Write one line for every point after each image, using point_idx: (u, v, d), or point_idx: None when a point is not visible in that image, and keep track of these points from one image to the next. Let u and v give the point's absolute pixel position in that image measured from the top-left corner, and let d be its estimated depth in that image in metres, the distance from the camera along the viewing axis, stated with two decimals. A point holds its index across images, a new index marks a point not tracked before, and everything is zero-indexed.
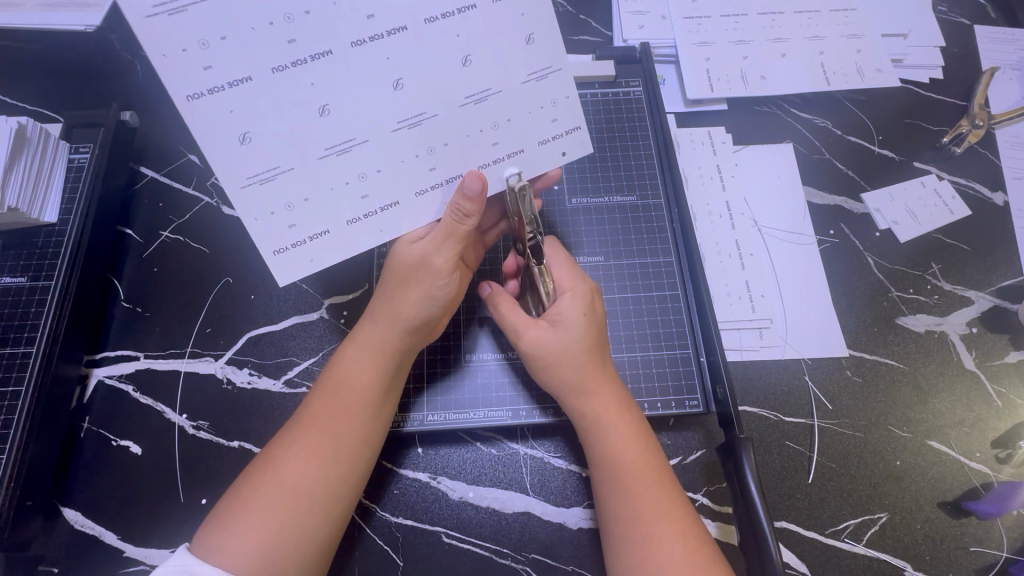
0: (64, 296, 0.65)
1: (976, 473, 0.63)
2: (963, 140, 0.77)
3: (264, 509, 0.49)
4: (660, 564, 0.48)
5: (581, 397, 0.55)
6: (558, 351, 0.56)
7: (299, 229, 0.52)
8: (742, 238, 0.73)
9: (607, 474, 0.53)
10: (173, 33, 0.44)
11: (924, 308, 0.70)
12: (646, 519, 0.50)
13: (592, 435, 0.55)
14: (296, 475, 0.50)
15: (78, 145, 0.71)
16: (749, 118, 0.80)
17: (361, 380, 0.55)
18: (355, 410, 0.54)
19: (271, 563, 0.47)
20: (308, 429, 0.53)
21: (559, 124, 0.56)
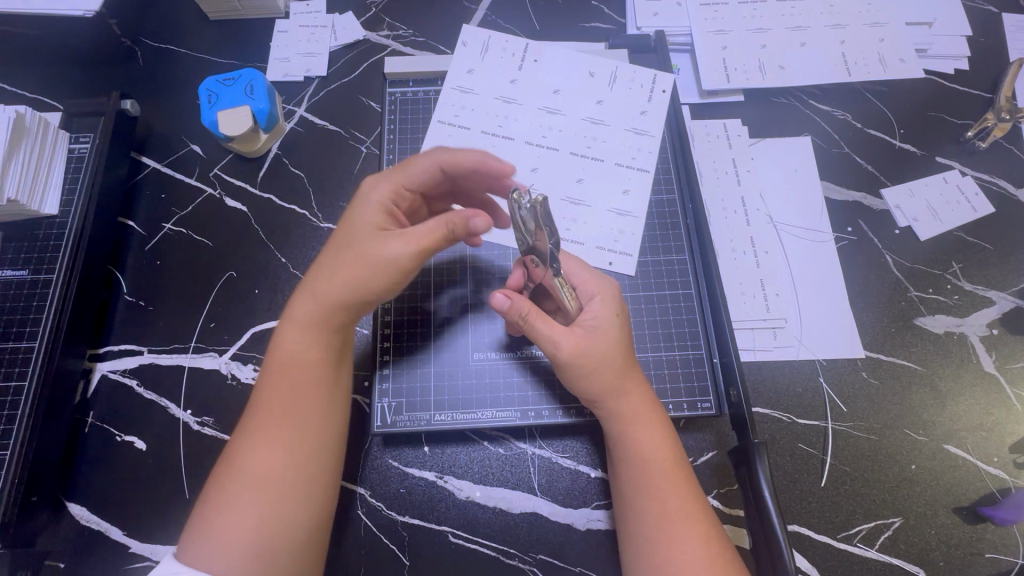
0: (66, 289, 0.64)
1: (993, 478, 0.62)
2: (988, 134, 0.74)
3: (242, 502, 0.48)
4: (682, 565, 0.47)
5: (617, 398, 0.54)
6: (599, 356, 0.54)
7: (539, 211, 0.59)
8: (757, 235, 0.71)
9: (635, 473, 0.52)
10: (478, 133, 0.72)
11: (944, 309, 0.68)
12: (669, 520, 0.49)
13: (623, 433, 0.54)
14: (260, 464, 0.49)
15: (77, 134, 0.70)
16: (766, 109, 0.77)
17: (307, 362, 0.54)
18: (299, 393, 0.53)
19: (260, 555, 0.46)
20: (267, 417, 0.52)
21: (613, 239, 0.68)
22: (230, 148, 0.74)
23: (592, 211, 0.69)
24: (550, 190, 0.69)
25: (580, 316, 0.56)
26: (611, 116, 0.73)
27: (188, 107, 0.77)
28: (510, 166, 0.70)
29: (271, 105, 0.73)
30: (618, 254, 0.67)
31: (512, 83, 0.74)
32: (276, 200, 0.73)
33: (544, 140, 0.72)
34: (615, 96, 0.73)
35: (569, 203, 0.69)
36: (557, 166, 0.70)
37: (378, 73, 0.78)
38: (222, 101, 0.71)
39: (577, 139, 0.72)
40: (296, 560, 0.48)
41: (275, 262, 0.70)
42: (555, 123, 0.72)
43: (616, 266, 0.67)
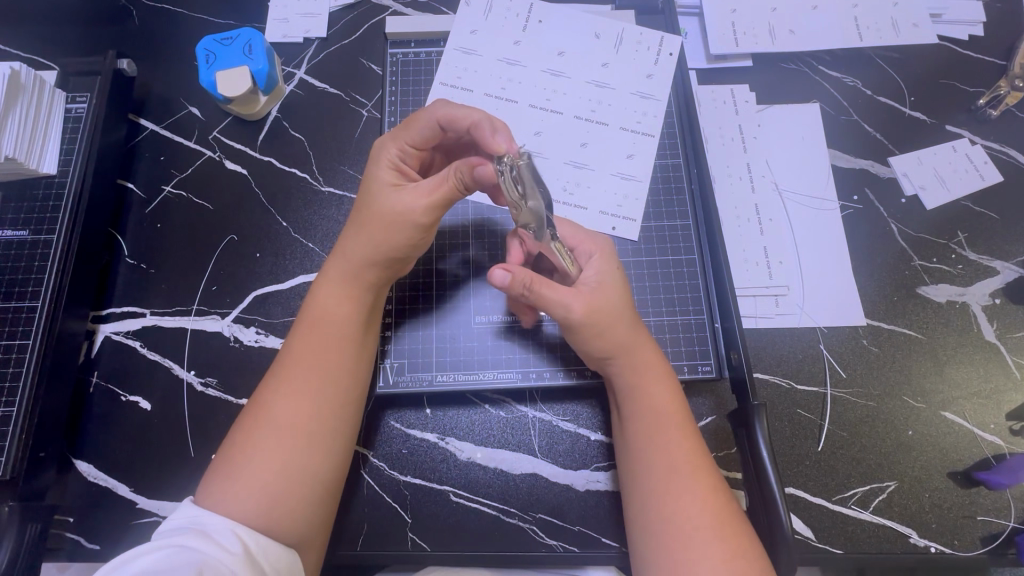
0: (67, 251, 0.64)
1: (989, 444, 0.62)
2: (1001, 101, 0.73)
3: (264, 451, 0.49)
4: (686, 516, 0.48)
5: (626, 357, 0.55)
6: (610, 314, 0.54)
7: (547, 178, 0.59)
8: (762, 203, 0.70)
9: (642, 429, 0.53)
10: (482, 96, 0.71)
11: (948, 278, 0.68)
12: (676, 472, 0.50)
13: (631, 391, 0.55)
14: (287, 413, 0.50)
15: (74, 94, 0.69)
16: (774, 76, 0.76)
17: (339, 318, 0.55)
18: (332, 345, 0.54)
19: (278, 501, 0.48)
20: (294, 367, 0.52)
21: (619, 209, 0.67)
22: (229, 111, 0.73)
23: (596, 175, 0.68)
24: (554, 154, 0.69)
25: (583, 276, 0.56)
26: (616, 79, 0.71)
27: (185, 67, 0.75)
28: (513, 130, 0.69)
29: (270, 66, 0.71)
30: (621, 216, 0.67)
31: (515, 46, 0.72)
32: (276, 163, 0.72)
33: (547, 103, 0.70)
34: (620, 59, 0.72)
35: (574, 170, 0.68)
36: (560, 129, 0.69)
37: (379, 34, 0.77)
38: (221, 62, 0.70)
39: (582, 102, 0.70)
40: (309, 509, 0.49)
41: (275, 226, 0.70)
42: (560, 87, 0.71)
43: (619, 231, 0.67)
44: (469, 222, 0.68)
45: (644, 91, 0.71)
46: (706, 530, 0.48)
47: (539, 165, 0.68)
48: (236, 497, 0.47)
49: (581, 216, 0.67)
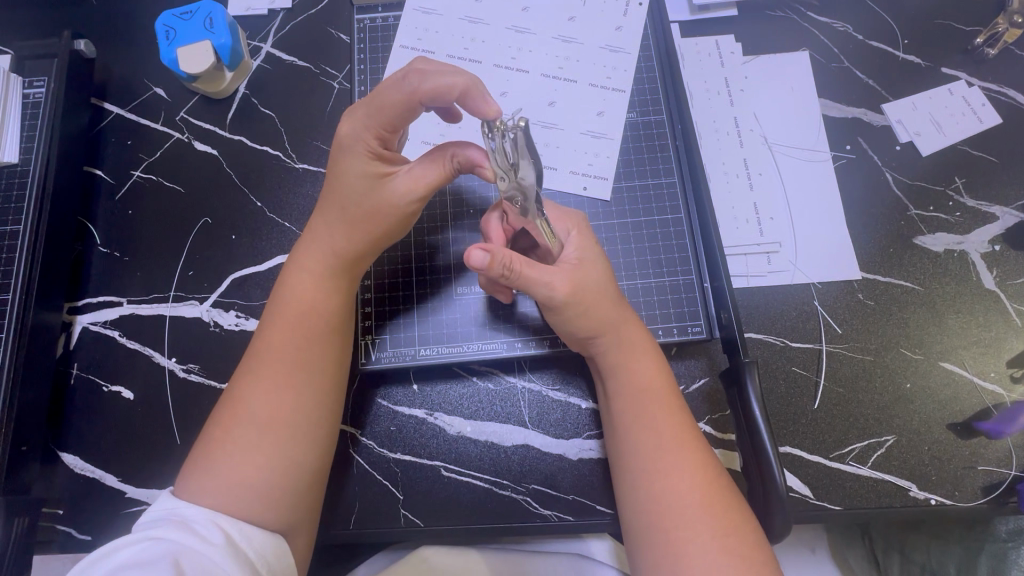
0: (36, 241, 0.62)
1: (989, 394, 0.61)
2: (998, 40, 0.69)
3: (246, 446, 0.48)
4: (677, 490, 0.47)
5: (612, 335, 0.53)
6: (593, 292, 0.52)
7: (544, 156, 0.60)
8: (750, 157, 0.68)
9: (628, 405, 0.52)
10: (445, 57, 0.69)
11: (945, 226, 0.66)
12: (663, 449, 0.49)
13: (618, 367, 0.53)
14: (266, 404, 0.49)
15: (31, 79, 0.66)
16: (761, 25, 0.73)
17: (312, 309, 0.53)
18: (309, 339, 0.52)
19: (264, 493, 0.47)
20: (271, 360, 0.51)
21: (593, 168, 0.65)
22: (195, 89, 0.70)
23: (566, 134, 0.66)
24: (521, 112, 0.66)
25: (563, 254, 0.54)
26: (584, 33, 0.69)
27: (147, 47, 0.72)
28: None
29: (234, 40, 0.68)
30: (592, 175, 0.65)
31: (477, 3, 0.70)
32: (248, 142, 0.70)
33: (513, 62, 0.68)
34: (587, 12, 0.69)
35: (543, 128, 0.66)
36: (528, 88, 0.67)
37: (347, 1, 0.73)
38: (183, 39, 0.67)
39: (549, 59, 0.68)
40: (299, 499, 0.49)
41: (249, 207, 0.68)
42: (528, 45, 0.69)
43: (590, 191, 0.64)
44: (448, 191, 0.66)
45: (613, 45, 0.69)
46: (696, 505, 0.47)
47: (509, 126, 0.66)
48: (223, 493, 0.46)
49: (550, 176, 0.65)
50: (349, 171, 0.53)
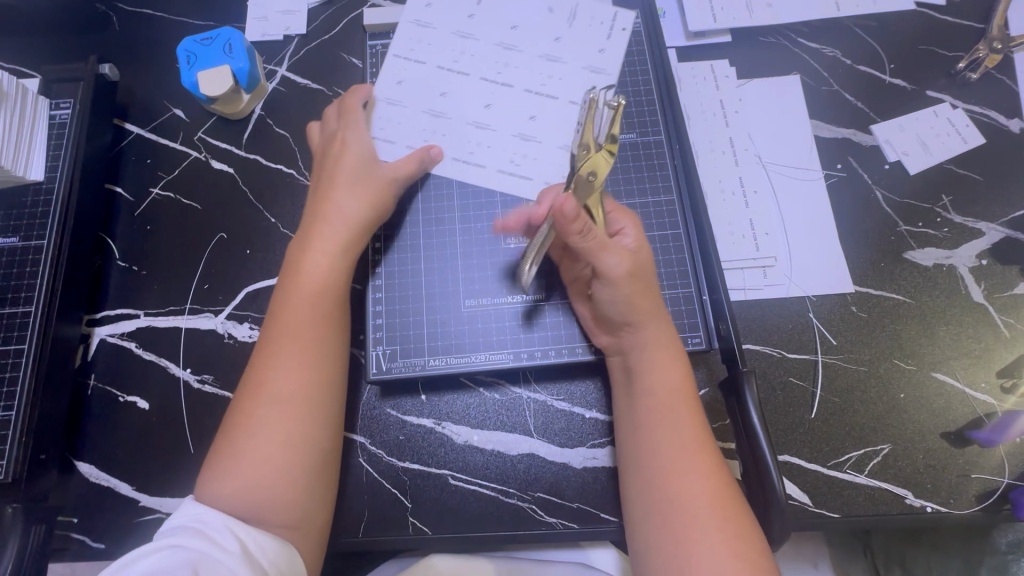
0: (58, 255, 0.64)
1: (980, 403, 0.63)
2: (979, 64, 0.73)
3: (268, 425, 0.50)
4: (692, 493, 0.49)
5: (644, 323, 0.55)
6: (646, 269, 0.55)
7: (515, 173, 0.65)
8: (746, 175, 0.71)
9: (653, 402, 0.54)
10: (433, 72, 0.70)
11: (933, 242, 0.68)
12: (679, 450, 0.51)
13: (646, 362, 0.55)
14: (286, 384, 0.51)
15: (57, 101, 0.69)
16: (754, 50, 0.76)
17: (325, 286, 0.56)
18: (324, 318, 0.55)
19: (283, 472, 0.49)
20: (291, 338, 0.54)
21: None
22: (213, 110, 0.73)
23: (543, 148, 0.68)
24: (502, 127, 0.68)
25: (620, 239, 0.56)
26: (568, 52, 0.70)
27: (168, 70, 0.76)
28: (463, 107, 0.68)
29: (251, 65, 0.72)
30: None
31: (469, 18, 0.71)
32: (263, 161, 0.73)
33: (499, 77, 0.70)
34: (572, 33, 0.71)
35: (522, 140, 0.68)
36: (511, 103, 0.69)
37: (359, 29, 0.77)
38: (204, 62, 0.70)
39: (534, 75, 0.70)
40: (315, 485, 0.51)
41: (264, 222, 0.70)
42: (512, 61, 0.70)
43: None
44: (456, 208, 0.68)
45: (596, 66, 0.71)
46: (710, 506, 0.48)
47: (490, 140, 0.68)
48: (244, 483, 0.48)
49: (526, 187, 0.67)
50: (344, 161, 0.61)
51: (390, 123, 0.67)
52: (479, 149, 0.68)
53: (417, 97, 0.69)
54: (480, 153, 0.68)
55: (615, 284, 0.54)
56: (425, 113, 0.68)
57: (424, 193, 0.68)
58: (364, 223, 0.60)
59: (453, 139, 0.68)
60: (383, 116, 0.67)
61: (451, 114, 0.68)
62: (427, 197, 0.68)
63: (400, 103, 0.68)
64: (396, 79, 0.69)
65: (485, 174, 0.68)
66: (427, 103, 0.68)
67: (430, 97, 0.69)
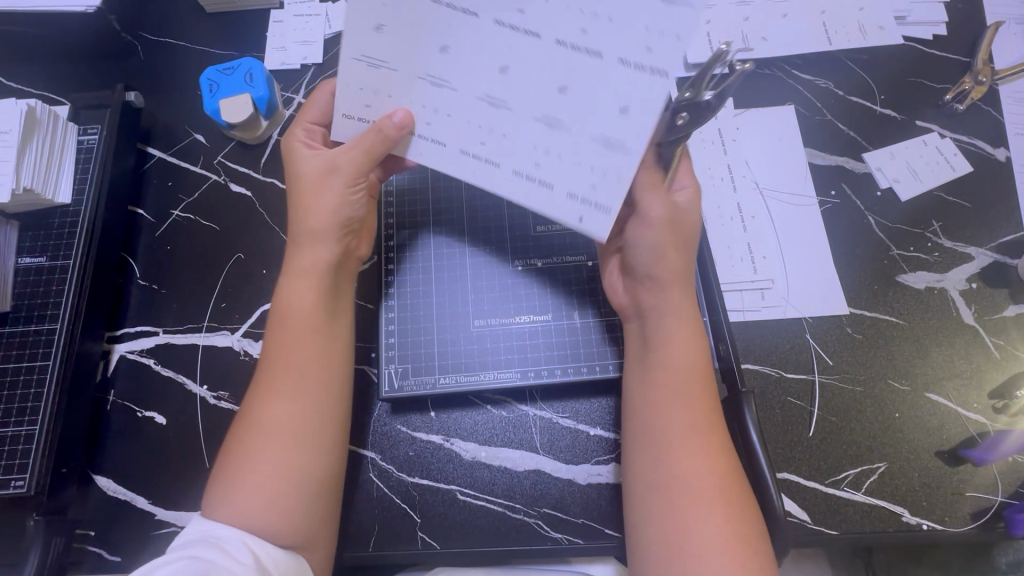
0: (83, 274, 0.67)
1: (973, 422, 0.65)
2: (966, 96, 0.77)
3: (264, 462, 0.51)
4: (690, 478, 0.52)
5: (663, 294, 0.58)
6: (678, 233, 0.58)
7: (541, 171, 0.52)
8: (744, 201, 0.74)
9: (662, 380, 0.56)
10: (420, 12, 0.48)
11: (925, 266, 0.71)
12: (669, 434, 0.54)
13: (663, 337, 0.57)
14: (268, 415, 0.53)
15: (85, 126, 0.73)
16: (750, 81, 0.80)
17: (308, 319, 0.57)
18: (316, 353, 0.56)
19: (275, 502, 0.50)
20: (284, 375, 0.55)
21: (598, 192, 0.50)
22: (232, 136, 0.76)
23: (573, 138, 0.49)
24: (524, 106, 0.50)
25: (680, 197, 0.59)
26: None
27: (190, 98, 0.79)
28: (471, 72, 0.50)
29: (270, 93, 0.75)
30: (592, 205, 0.51)
31: None
32: (279, 184, 0.76)
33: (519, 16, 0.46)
34: None
35: (545, 126, 0.50)
36: (531, 60, 0.47)
37: None
38: (224, 90, 0.73)
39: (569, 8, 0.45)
40: (313, 512, 0.52)
41: (280, 244, 0.73)
42: None
43: (586, 224, 0.52)
44: (465, 230, 0.70)
45: None
46: (708, 496, 0.51)
47: (506, 126, 0.51)
48: (242, 511, 0.50)
49: (546, 197, 0.52)
50: (301, 161, 0.60)
51: (387, 97, 0.54)
52: (496, 136, 0.52)
53: (409, 52, 0.50)
54: (492, 142, 0.53)
55: (649, 227, 0.57)
56: (421, 79, 0.52)
57: (435, 217, 0.71)
58: (331, 235, 0.59)
59: (459, 122, 0.53)
60: (350, 99, 0.54)
61: (456, 82, 0.51)
62: (438, 221, 0.71)
63: (388, 64, 0.51)
64: (377, 24, 0.48)
65: (498, 173, 0.54)
66: (425, 61, 0.50)
67: (428, 51, 0.50)
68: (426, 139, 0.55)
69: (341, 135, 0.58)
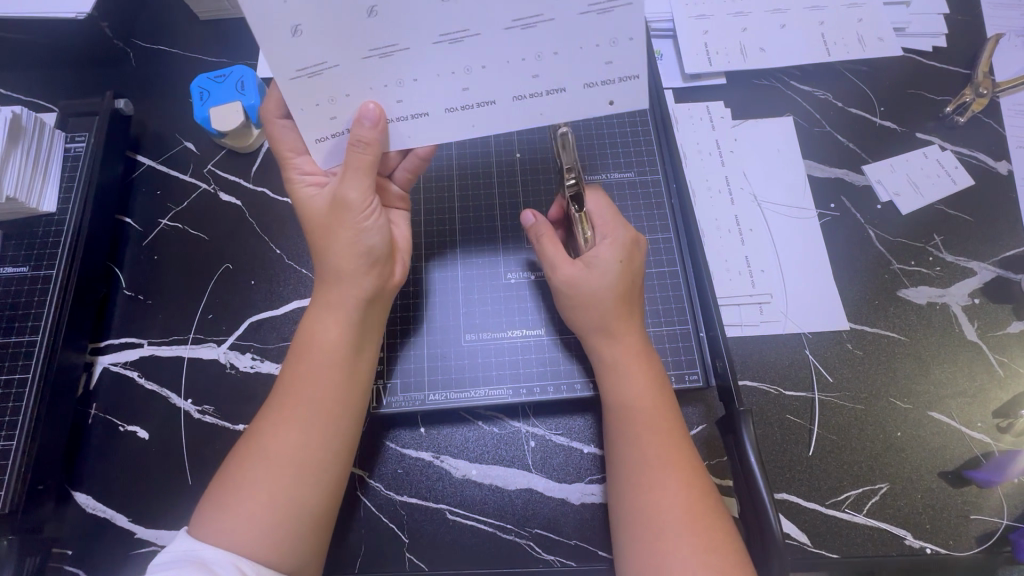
0: (66, 285, 0.65)
1: (978, 442, 0.63)
2: (967, 108, 0.76)
3: (255, 482, 0.50)
4: (659, 506, 0.50)
5: (605, 339, 0.58)
6: (596, 292, 0.57)
7: (541, 80, 0.51)
8: (742, 213, 0.72)
9: (619, 416, 0.55)
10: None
11: (926, 280, 0.70)
12: (637, 462, 0.52)
13: (610, 372, 0.57)
14: (276, 444, 0.51)
15: (73, 134, 0.71)
16: (747, 92, 0.79)
17: (331, 346, 0.55)
18: (331, 379, 0.54)
19: (262, 529, 0.48)
20: (291, 398, 0.53)
21: (615, 67, 0.50)
22: (223, 144, 0.75)
23: (553, 27, 0.48)
24: (482, 22, 0.47)
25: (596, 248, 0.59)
26: None
27: (180, 105, 0.78)
28: (411, 13, 0.46)
29: (262, 101, 0.74)
30: (619, 82, 0.51)
31: None
32: (270, 194, 0.74)
33: None
34: None
35: (517, 27, 0.48)
36: None
37: None
38: (215, 99, 0.72)
39: None
40: (301, 541, 0.50)
41: (269, 254, 0.72)
42: None
43: (619, 103, 0.52)
44: (459, 243, 0.70)
45: None
46: (679, 524, 0.49)
47: (482, 49, 0.49)
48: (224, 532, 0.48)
49: (565, 101, 0.52)
50: (317, 200, 0.56)
51: (344, 96, 0.51)
52: (475, 72, 0.50)
53: (343, 38, 0.47)
54: (475, 82, 0.50)
55: (592, 273, 0.58)
56: (370, 57, 0.49)
57: (428, 229, 0.70)
58: (361, 273, 0.56)
59: (431, 82, 0.50)
60: (314, 121, 0.52)
61: (405, 40, 0.48)
62: (431, 233, 0.70)
63: (328, 62, 0.49)
64: (292, 28, 0.46)
65: (499, 109, 0.52)
66: (361, 34, 0.47)
67: (358, 20, 0.46)
68: (405, 117, 0.53)
69: (329, 159, 0.56)
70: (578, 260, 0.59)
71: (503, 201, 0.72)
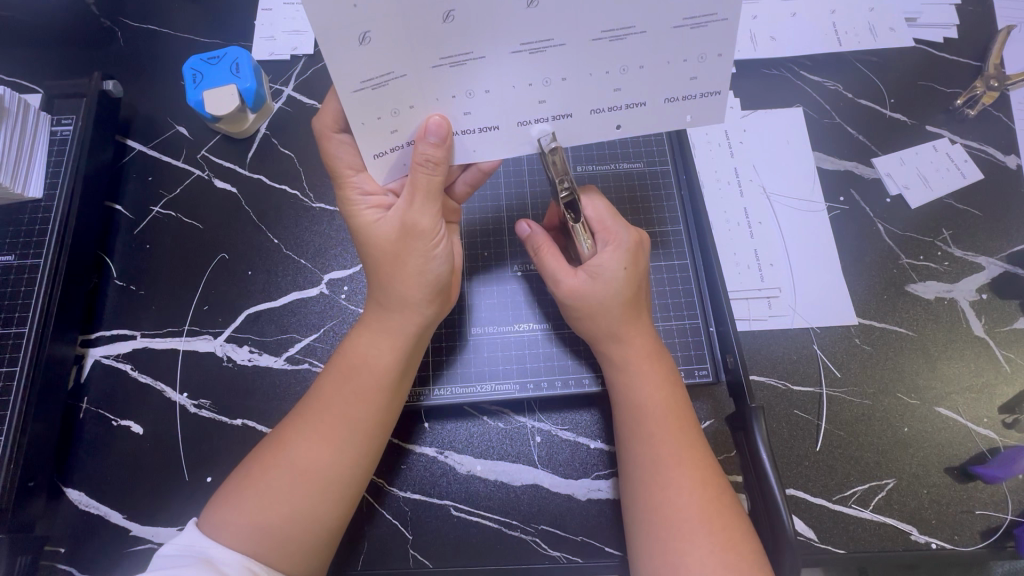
0: (54, 275, 0.63)
1: (983, 438, 0.63)
2: (977, 101, 0.75)
3: (275, 491, 0.48)
4: (675, 504, 0.50)
5: (626, 342, 0.56)
6: (624, 300, 0.56)
7: (622, 94, 0.48)
8: (751, 207, 0.71)
9: (634, 418, 0.54)
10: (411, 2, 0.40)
11: (935, 276, 0.69)
12: (663, 468, 0.51)
13: (625, 373, 0.56)
14: (303, 454, 0.49)
15: (60, 116, 0.68)
16: (758, 82, 0.77)
17: (383, 368, 0.53)
18: (369, 397, 0.52)
19: (277, 535, 0.47)
20: (322, 409, 0.51)
21: (700, 83, 0.48)
22: (217, 129, 0.72)
23: (643, 40, 0.45)
24: (571, 35, 0.44)
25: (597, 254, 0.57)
26: None
27: (172, 88, 0.75)
28: (496, 24, 0.42)
29: (258, 84, 0.71)
30: (701, 98, 0.49)
31: None
32: (266, 181, 0.72)
33: None
34: None
35: (607, 40, 0.44)
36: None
37: None
38: (208, 81, 0.68)
39: None
40: (314, 549, 0.48)
41: (265, 244, 0.69)
42: None
43: (695, 120, 0.51)
44: (462, 235, 0.68)
45: None
46: (695, 521, 0.49)
47: (565, 62, 0.45)
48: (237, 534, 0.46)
49: (644, 115, 0.50)
50: (379, 225, 0.53)
51: (409, 108, 0.48)
52: (554, 85, 0.47)
53: (415, 46, 0.43)
54: (553, 95, 0.48)
55: (609, 273, 0.56)
56: (441, 66, 0.45)
57: None
58: (423, 305, 0.54)
59: (504, 94, 0.47)
60: (374, 136, 0.49)
61: (481, 49, 0.44)
62: None
63: (394, 72, 0.45)
64: (360, 34, 0.42)
65: (573, 122, 0.50)
66: (435, 42, 0.43)
67: (434, 27, 0.42)
68: (472, 130, 0.50)
69: (389, 175, 0.53)
70: (581, 268, 0.57)
71: (508, 192, 0.70)
